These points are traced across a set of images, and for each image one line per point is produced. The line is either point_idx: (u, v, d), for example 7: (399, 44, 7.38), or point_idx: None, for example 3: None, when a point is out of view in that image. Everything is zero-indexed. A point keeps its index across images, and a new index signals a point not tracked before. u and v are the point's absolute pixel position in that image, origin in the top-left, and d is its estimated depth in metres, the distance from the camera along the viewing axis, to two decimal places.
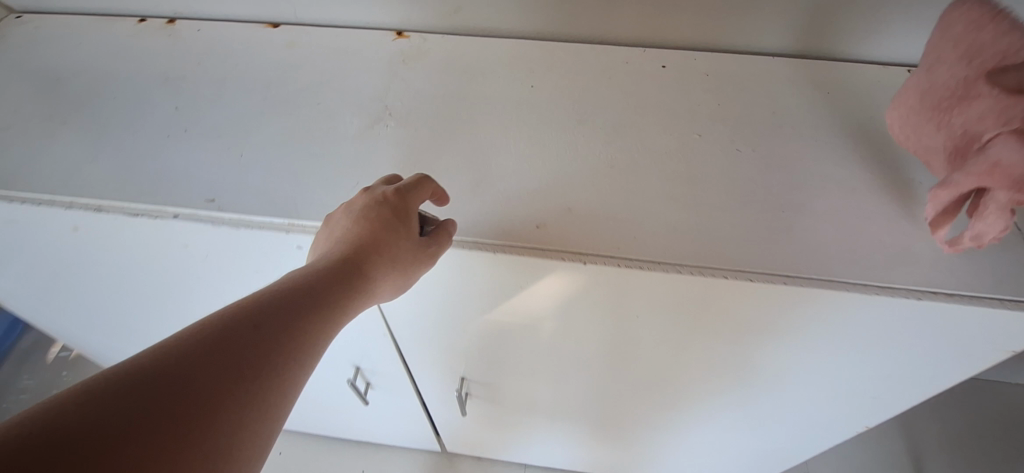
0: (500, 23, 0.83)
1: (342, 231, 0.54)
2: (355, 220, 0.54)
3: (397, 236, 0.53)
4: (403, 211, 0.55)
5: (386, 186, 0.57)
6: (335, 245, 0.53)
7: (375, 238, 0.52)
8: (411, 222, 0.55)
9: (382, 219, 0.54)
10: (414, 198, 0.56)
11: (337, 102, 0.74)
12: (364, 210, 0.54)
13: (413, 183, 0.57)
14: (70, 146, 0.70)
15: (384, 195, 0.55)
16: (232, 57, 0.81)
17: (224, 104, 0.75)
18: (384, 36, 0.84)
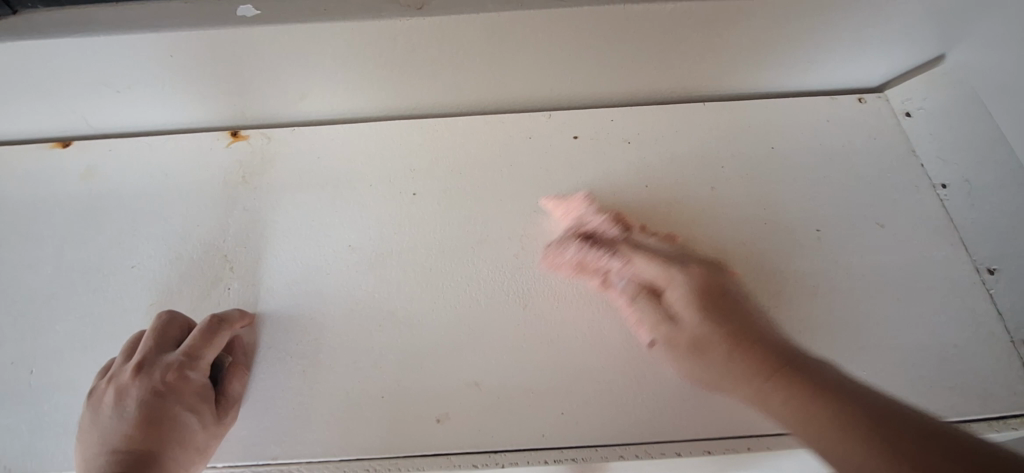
0: (366, 103, 0.66)
1: (109, 432, 0.43)
2: (129, 417, 0.43)
3: (187, 421, 0.44)
4: (196, 389, 0.45)
5: (167, 357, 0.46)
6: (104, 451, 0.42)
7: (157, 433, 0.42)
8: (204, 399, 0.46)
9: (170, 408, 0.44)
10: (203, 369, 0.46)
11: (159, 261, 0.56)
12: (140, 404, 0.43)
13: (205, 333, 0.47)
14: None
15: (165, 374, 0.45)
16: (8, 205, 0.60)
17: (1, 287, 0.55)
18: (217, 141, 0.64)
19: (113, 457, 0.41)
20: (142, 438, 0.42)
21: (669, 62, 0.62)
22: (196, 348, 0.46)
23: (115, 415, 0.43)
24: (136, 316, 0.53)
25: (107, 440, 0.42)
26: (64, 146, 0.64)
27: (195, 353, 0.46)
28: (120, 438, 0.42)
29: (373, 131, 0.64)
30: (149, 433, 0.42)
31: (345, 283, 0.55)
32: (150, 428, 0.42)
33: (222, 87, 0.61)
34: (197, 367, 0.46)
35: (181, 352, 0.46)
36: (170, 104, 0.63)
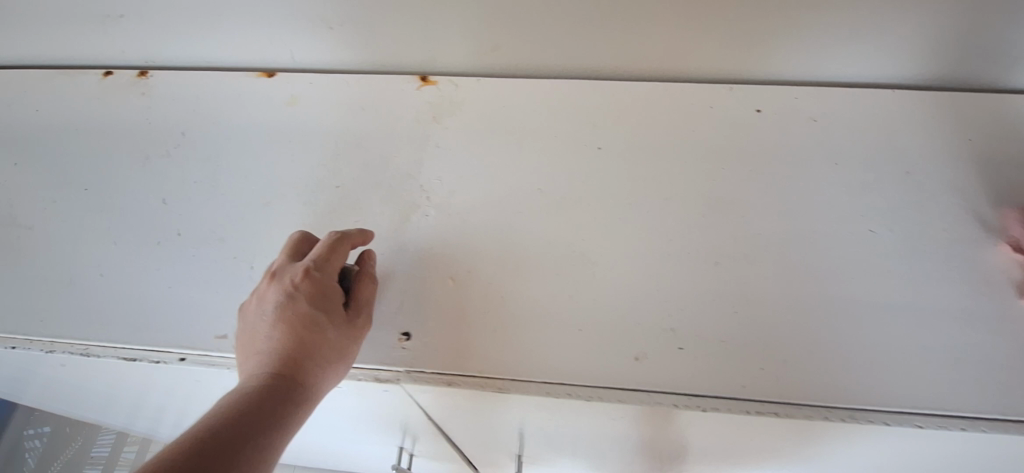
0: (549, 59, 0.67)
1: (244, 336, 0.47)
2: (267, 318, 0.46)
3: (324, 320, 0.46)
4: (318, 289, 0.47)
5: (307, 262, 0.48)
6: (242, 354, 0.46)
7: (298, 332, 0.45)
8: (330, 298, 0.47)
9: (295, 309, 0.46)
10: (328, 272, 0.48)
11: (359, 184, 0.60)
12: (272, 308, 0.46)
13: (328, 249, 0.50)
14: (49, 261, 0.58)
15: (293, 278, 0.47)
16: (223, 122, 0.66)
17: (220, 192, 0.61)
18: (406, 84, 0.68)
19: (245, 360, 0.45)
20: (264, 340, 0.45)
21: (866, 44, 0.61)
22: (318, 259, 0.49)
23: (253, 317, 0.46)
24: (342, 229, 0.58)
25: (263, 341, 0.46)
26: (270, 76, 0.70)
27: (319, 259, 0.49)
28: (254, 341, 0.46)
29: (556, 87, 0.66)
30: (276, 333, 0.45)
31: (535, 223, 0.57)
32: (267, 330, 0.45)
33: (420, 31, 0.65)
34: (316, 270, 0.48)
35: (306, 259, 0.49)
36: (370, 45, 0.67)
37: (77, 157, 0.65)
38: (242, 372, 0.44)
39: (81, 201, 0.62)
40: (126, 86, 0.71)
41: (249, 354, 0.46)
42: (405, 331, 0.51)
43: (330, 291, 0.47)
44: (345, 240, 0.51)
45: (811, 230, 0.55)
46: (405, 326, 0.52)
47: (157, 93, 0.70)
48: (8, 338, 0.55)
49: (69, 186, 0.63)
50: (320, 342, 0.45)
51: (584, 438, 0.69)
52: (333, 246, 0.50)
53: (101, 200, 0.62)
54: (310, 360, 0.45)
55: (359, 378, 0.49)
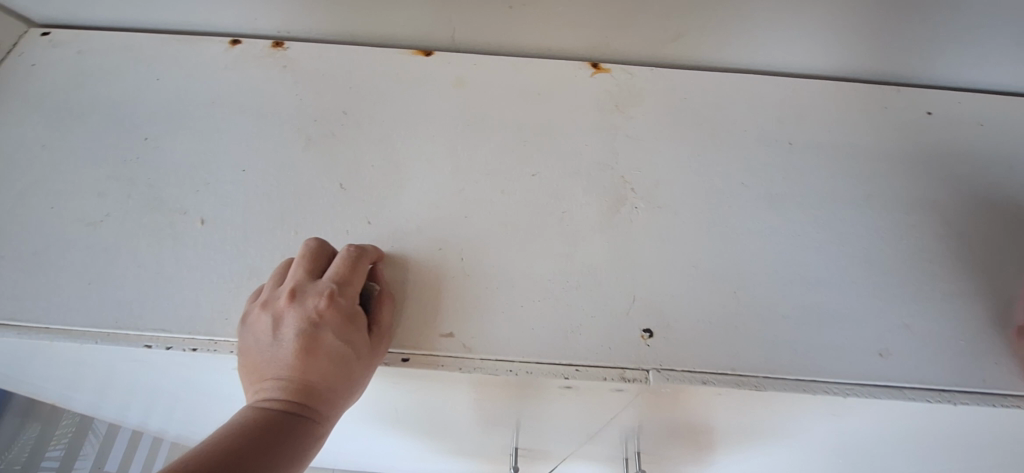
0: (726, 53, 0.66)
1: (271, 359, 0.43)
2: (286, 344, 0.43)
3: (341, 352, 0.43)
4: (350, 317, 0.44)
5: (325, 286, 0.45)
6: (269, 378, 0.43)
7: (322, 365, 0.43)
8: (360, 327, 0.45)
9: (322, 338, 0.43)
10: (352, 299, 0.45)
11: (557, 173, 0.57)
12: (298, 335, 0.43)
13: (349, 273, 0.46)
14: (213, 249, 0.50)
15: (318, 305, 0.44)
16: (386, 101, 0.61)
17: (403, 177, 0.56)
18: (578, 70, 0.65)
19: (283, 384, 0.43)
20: (304, 369, 0.43)
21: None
22: (340, 282, 0.45)
23: (271, 339, 0.43)
24: (550, 220, 0.53)
25: (273, 366, 0.43)
26: (428, 55, 0.65)
27: (340, 283, 0.45)
28: (286, 366, 0.43)
29: (733, 81, 0.66)
30: (306, 363, 0.43)
31: (746, 218, 0.56)
32: (313, 360, 0.43)
33: (604, 16, 0.62)
34: (346, 296, 0.45)
35: (331, 281, 0.45)
36: (544, 29, 0.64)
37: (222, 133, 0.58)
38: (277, 398, 0.42)
39: (239, 182, 0.54)
40: (261, 57, 0.64)
41: (257, 374, 0.44)
42: (647, 328, 0.48)
43: (339, 319, 0.44)
44: (365, 260, 0.47)
45: (1015, 232, 0.56)
46: (644, 324, 0.48)
47: (299, 66, 0.63)
48: (181, 339, 0.46)
49: (220, 165, 0.55)
50: (339, 376, 0.43)
51: (745, 435, 0.68)
52: (357, 268, 0.46)
53: (263, 181, 0.54)
54: (328, 393, 0.43)
55: (609, 378, 0.46)
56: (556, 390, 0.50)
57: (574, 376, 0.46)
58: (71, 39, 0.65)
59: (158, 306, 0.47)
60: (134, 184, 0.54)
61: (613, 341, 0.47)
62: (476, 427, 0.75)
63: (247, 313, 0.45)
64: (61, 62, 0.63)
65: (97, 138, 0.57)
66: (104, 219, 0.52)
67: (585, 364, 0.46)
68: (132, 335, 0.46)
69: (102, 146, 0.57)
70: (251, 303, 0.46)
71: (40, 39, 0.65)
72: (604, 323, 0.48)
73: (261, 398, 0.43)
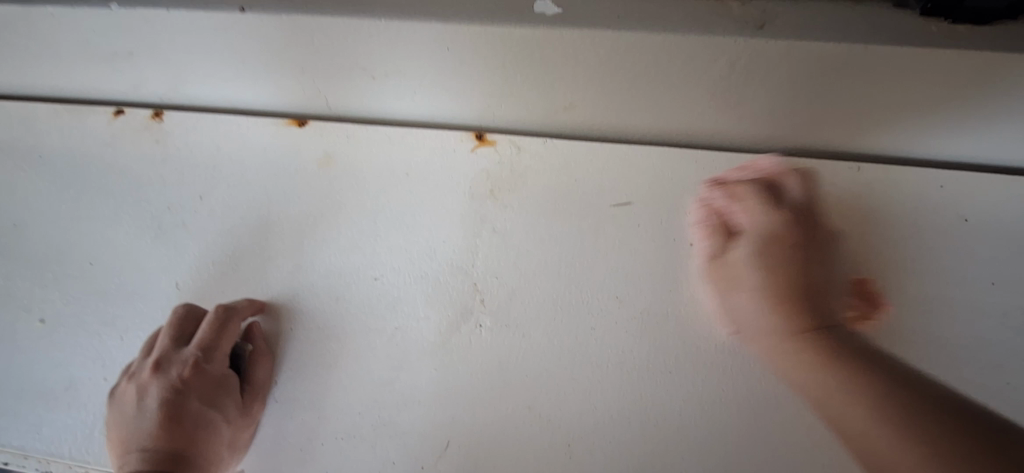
0: (637, 120, 0.56)
1: (136, 432, 0.42)
2: (150, 416, 0.42)
3: (208, 416, 0.43)
4: (219, 380, 0.44)
5: (192, 351, 0.44)
6: (130, 454, 0.41)
7: (186, 432, 0.42)
8: (228, 390, 0.44)
9: (189, 404, 0.42)
10: (220, 361, 0.45)
11: (403, 278, 0.50)
12: (161, 404, 0.42)
13: (214, 336, 0.45)
14: (43, 355, 0.50)
15: (183, 371, 0.43)
16: (247, 183, 0.57)
17: (241, 277, 0.52)
18: (460, 143, 0.57)
19: (145, 457, 0.40)
20: (166, 438, 0.41)
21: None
22: (207, 345, 0.45)
23: (137, 413, 0.42)
24: (380, 338, 0.48)
25: (138, 440, 0.41)
26: (301, 125, 0.59)
27: (206, 347, 0.45)
28: (148, 439, 0.41)
29: (641, 159, 0.54)
30: (169, 432, 0.41)
31: (612, 343, 0.47)
32: (176, 428, 0.41)
33: (486, 85, 0.53)
34: (214, 359, 0.44)
35: (196, 347, 0.44)
36: (423, 97, 0.56)
37: (83, 219, 0.57)
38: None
39: (84, 278, 0.53)
40: (139, 129, 0.62)
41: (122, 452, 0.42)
42: None
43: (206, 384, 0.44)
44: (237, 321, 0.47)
45: None
46: None
47: (173, 141, 0.61)
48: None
49: (72, 258, 0.55)
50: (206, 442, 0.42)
51: None
52: (224, 330, 0.46)
53: (107, 278, 0.53)
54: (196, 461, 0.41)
55: None
56: None
57: None
58: None
59: None
60: None
61: None
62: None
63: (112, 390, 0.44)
64: None
65: None
66: None
67: None
68: None
69: None
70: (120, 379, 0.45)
71: None
72: (409, 472, 0.43)
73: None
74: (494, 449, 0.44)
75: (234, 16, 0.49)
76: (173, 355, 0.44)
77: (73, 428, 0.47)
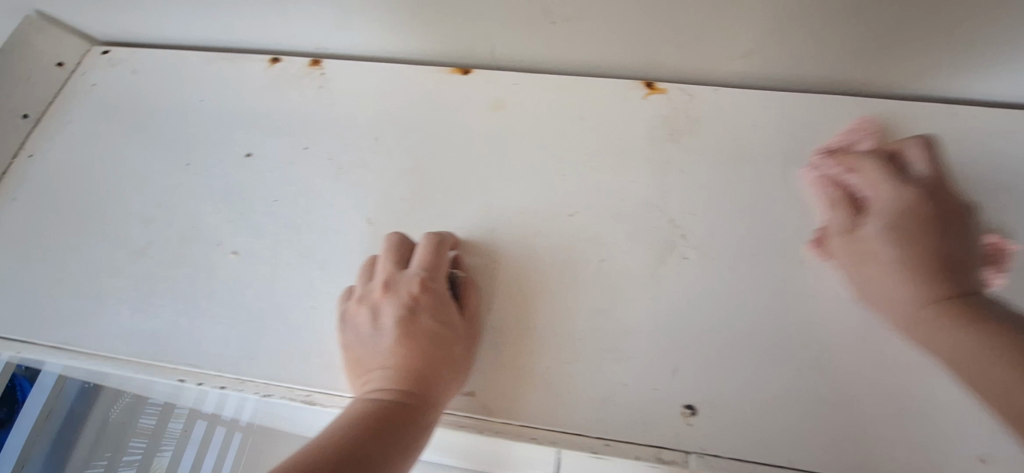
0: (811, 71, 0.56)
1: (373, 350, 0.44)
2: (389, 331, 0.44)
3: (441, 332, 0.44)
4: (443, 299, 0.45)
5: (414, 273, 0.46)
6: (371, 372, 0.43)
7: (425, 347, 0.43)
8: (451, 310, 0.45)
9: (422, 321, 0.44)
10: (441, 282, 0.46)
11: (598, 215, 0.52)
12: (396, 322, 0.44)
13: (432, 260, 0.47)
14: (244, 286, 0.51)
15: (411, 290, 0.45)
16: (421, 127, 0.58)
17: (432, 214, 0.53)
18: (631, 90, 0.58)
19: (387, 372, 0.42)
20: (407, 354, 0.43)
21: None
22: (429, 268, 0.47)
23: (373, 330, 0.44)
24: (586, 268, 0.49)
25: (377, 354, 0.43)
26: (466, 73, 0.61)
27: (428, 269, 0.47)
28: (388, 355, 0.43)
29: (814, 107, 0.56)
30: (409, 346, 0.43)
31: (817, 274, 0.48)
32: (414, 344, 0.43)
33: (665, 30, 0.54)
34: (435, 280, 0.46)
35: (419, 269, 0.46)
36: (594, 44, 0.57)
37: (259, 160, 0.58)
38: (390, 382, 0.42)
39: (273, 214, 0.54)
40: (299, 77, 0.63)
41: (360, 366, 0.44)
42: (690, 404, 0.43)
43: (433, 303, 0.45)
44: (446, 247, 0.49)
45: None
46: (686, 398, 0.43)
47: (337, 87, 0.62)
48: (212, 376, 0.48)
49: (254, 197, 0.55)
50: (444, 356, 0.43)
51: None
52: (439, 254, 0.48)
53: (294, 215, 0.54)
54: (434, 374, 0.42)
55: (640, 458, 0.41)
56: (585, 463, 0.45)
57: (604, 453, 0.42)
58: (127, 58, 0.67)
59: (196, 342, 0.49)
60: (177, 212, 0.55)
61: (649, 416, 0.43)
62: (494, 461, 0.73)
63: (341, 310, 0.46)
64: (115, 81, 0.65)
65: (143, 164, 0.59)
66: (150, 247, 0.54)
67: (619, 439, 0.42)
68: (168, 367, 0.49)
69: (149, 171, 0.58)
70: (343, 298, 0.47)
71: (101, 58, 0.67)
72: (641, 393, 0.44)
73: (372, 385, 0.42)
74: (724, 373, 0.44)
75: None
76: (398, 278, 0.46)
77: (288, 353, 0.48)
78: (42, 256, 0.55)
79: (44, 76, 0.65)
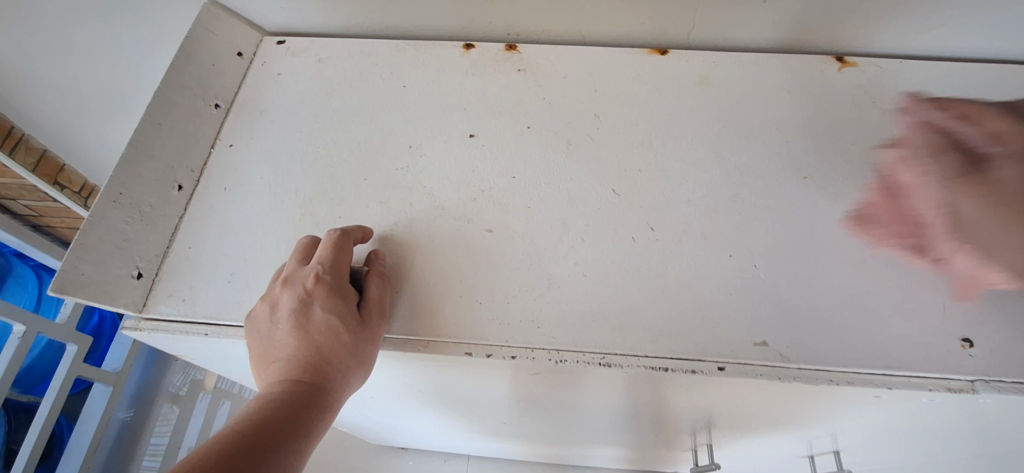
0: (985, 44, 0.62)
1: (275, 343, 0.44)
2: (276, 324, 0.44)
3: (337, 325, 0.44)
4: (335, 288, 0.45)
5: (312, 267, 0.46)
6: (272, 362, 0.44)
7: (308, 339, 0.44)
8: (346, 297, 0.45)
9: (315, 313, 0.44)
10: (339, 272, 0.46)
11: (829, 176, 0.56)
12: (291, 313, 0.44)
13: (331, 251, 0.47)
14: (508, 258, 0.51)
15: (306, 283, 0.45)
16: (636, 103, 0.61)
17: (675, 182, 0.55)
18: (825, 64, 0.63)
19: (284, 364, 0.44)
20: (307, 346, 0.43)
21: None
22: (327, 259, 0.46)
23: (269, 320, 0.45)
24: (834, 224, 0.53)
25: (270, 345, 0.44)
26: (664, 53, 0.64)
27: (327, 261, 0.46)
28: (288, 346, 0.44)
29: (995, 75, 0.61)
30: (300, 338, 0.44)
31: None
32: (311, 336, 0.44)
33: (867, 7, 0.59)
34: (330, 270, 0.46)
35: (317, 262, 0.46)
36: (791, 23, 0.62)
37: (483, 140, 0.58)
38: (283, 376, 0.43)
39: (514, 189, 0.55)
40: (499, 61, 0.64)
41: (263, 359, 0.45)
42: (966, 337, 0.47)
43: (328, 295, 0.45)
44: (348, 239, 0.48)
45: None
46: (961, 334, 0.48)
47: (540, 69, 0.63)
48: (500, 346, 0.47)
49: (492, 173, 0.56)
50: (333, 348, 0.44)
51: (987, 453, 0.65)
52: (340, 247, 0.47)
53: (536, 188, 0.55)
54: (333, 365, 0.43)
55: (933, 389, 0.46)
56: (860, 399, 0.49)
57: (899, 387, 0.46)
58: (307, 47, 0.66)
59: (471, 315, 0.49)
60: (412, 192, 0.55)
61: (932, 351, 0.47)
62: (672, 423, 0.75)
63: (260, 303, 0.46)
64: (301, 67, 0.64)
65: (361, 148, 0.58)
66: (394, 228, 0.53)
67: (912, 373, 0.46)
68: (445, 342, 0.48)
69: (370, 155, 0.58)
70: (271, 285, 0.48)
71: (276, 47, 0.66)
72: (918, 332, 0.48)
73: (273, 379, 0.44)
74: (989, 311, 0.48)
75: None
76: (294, 274, 0.46)
77: (579, 319, 0.48)
78: (277, 243, 0.52)
79: (226, 66, 0.63)
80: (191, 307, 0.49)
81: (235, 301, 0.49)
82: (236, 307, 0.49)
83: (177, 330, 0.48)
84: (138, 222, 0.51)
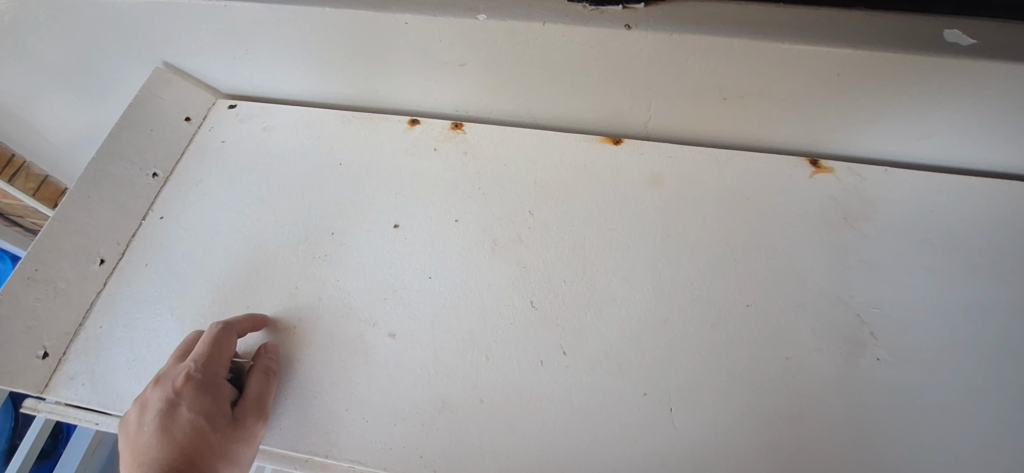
0: (982, 155, 0.54)
1: (139, 447, 0.42)
2: (143, 426, 0.43)
3: (203, 425, 0.43)
4: (207, 386, 0.44)
5: (186, 365, 0.45)
6: (134, 468, 0.42)
7: (170, 442, 0.42)
8: (218, 395, 0.44)
9: (180, 414, 0.43)
10: (212, 367, 0.45)
11: (775, 305, 0.50)
12: (156, 415, 0.43)
13: (207, 346, 0.46)
14: (405, 372, 0.49)
15: (176, 382, 0.44)
16: (575, 200, 0.56)
17: (600, 297, 0.51)
18: (794, 168, 0.56)
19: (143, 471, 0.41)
20: (168, 450, 0.42)
21: None
22: (202, 356, 0.45)
23: (137, 422, 0.44)
24: (771, 366, 0.47)
25: (134, 450, 0.42)
26: (617, 143, 0.59)
27: (201, 356, 0.45)
28: (151, 450, 0.42)
29: (993, 193, 0.53)
30: (162, 441, 0.42)
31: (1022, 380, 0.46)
32: (174, 438, 0.42)
33: (842, 112, 0.52)
34: (202, 367, 0.45)
35: (191, 359, 0.45)
36: (758, 120, 0.56)
37: (407, 232, 0.56)
38: None
39: (427, 292, 0.52)
40: (441, 141, 0.61)
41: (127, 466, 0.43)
42: None
43: (196, 394, 0.44)
44: (230, 331, 0.48)
45: None
46: None
47: (481, 153, 0.60)
48: None
49: (408, 271, 0.53)
50: (197, 450, 0.42)
51: None
52: (217, 341, 0.46)
53: (450, 292, 0.52)
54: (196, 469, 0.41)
55: None
56: None
57: None
58: (255, 113, 0.65)
59: (356, 434, 0.46)
60: (325, 284, 0.53)
61: None
62: None
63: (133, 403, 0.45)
64: (246, 135, 0.64)
65: (285, 230, 0.57)
66: (299, 323, 0.52)
67: None
68: (326, 462, 0.47)
69: (292, 239, 0.56)
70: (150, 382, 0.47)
71: (227, 112, 0.66)
72: None
73: None
74: None
75: (616, 31, 0.47)
76: (168, 371, 0.45)
77: (465, 453, 0.45)
78: (185, 331, 0.52)
79: (172, 132, 0.63)
80: (88, 393, 0.50)
81: (128, 391, 0.49)
82: (126, 398, 0.49)
83: (72, 417, 0.50)
84: (52, 298, 0.52)
